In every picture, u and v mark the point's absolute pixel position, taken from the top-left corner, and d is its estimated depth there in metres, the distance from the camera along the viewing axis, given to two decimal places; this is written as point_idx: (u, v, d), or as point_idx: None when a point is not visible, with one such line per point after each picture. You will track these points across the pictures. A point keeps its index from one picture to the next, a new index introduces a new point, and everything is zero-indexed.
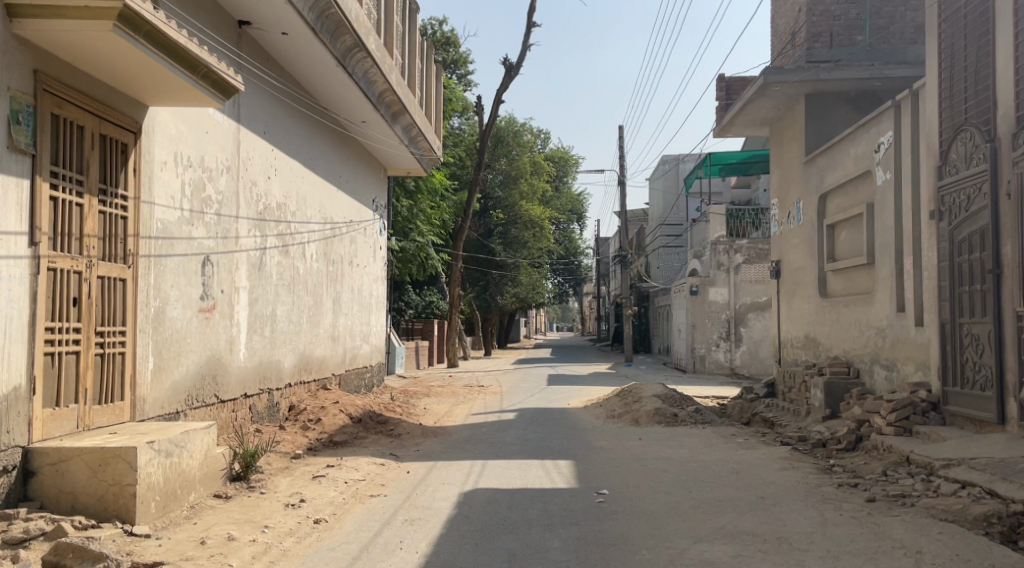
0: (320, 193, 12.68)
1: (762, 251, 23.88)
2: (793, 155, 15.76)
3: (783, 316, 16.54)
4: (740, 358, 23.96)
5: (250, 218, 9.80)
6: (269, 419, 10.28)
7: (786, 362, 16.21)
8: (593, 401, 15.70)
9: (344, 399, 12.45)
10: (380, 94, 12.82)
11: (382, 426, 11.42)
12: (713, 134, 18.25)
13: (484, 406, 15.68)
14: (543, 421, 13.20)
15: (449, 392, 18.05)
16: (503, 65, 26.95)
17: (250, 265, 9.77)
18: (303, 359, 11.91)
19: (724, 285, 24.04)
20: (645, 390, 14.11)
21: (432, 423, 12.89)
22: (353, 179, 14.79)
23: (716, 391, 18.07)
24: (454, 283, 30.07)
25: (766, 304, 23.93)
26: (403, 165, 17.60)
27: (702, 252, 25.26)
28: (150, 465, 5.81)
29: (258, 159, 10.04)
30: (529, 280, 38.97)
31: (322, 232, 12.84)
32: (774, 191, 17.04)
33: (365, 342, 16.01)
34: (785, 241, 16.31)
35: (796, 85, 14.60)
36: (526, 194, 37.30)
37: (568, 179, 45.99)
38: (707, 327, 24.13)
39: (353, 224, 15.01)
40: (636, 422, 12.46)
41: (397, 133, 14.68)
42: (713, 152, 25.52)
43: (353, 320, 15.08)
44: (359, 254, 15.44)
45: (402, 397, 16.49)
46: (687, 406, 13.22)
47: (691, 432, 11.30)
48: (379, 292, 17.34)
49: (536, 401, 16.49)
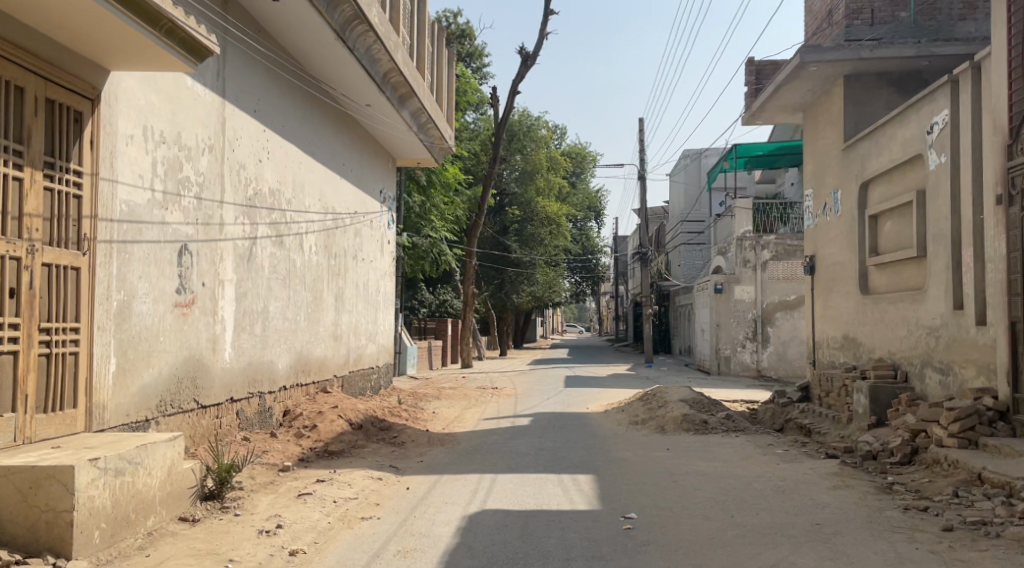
0: (320, 180, 11.78)
1: (790, 247, 22.79)
2: (830, 142, 14.70)
3: (818, 315, 15.46)
4: (767, 359, 22.93)
5: (238, 204, 8.89)
6: (260, 426, 9.37)
7: (822, 364, 15.15)
8: (614, 404, 14.71)
9: (345, 402, 11.52)
10: (385, 75, 11.89)
11: (386, 434, 10.48)
12: (742, 121, 17.23)
13: (498, 410, 14.75)
14: (561, 427, 12.24)
15: (461, 394, 17.12)
16: (520, 55, 26.01)
17: (237, 255, 8.86)
18: (301, 359, 11.00)
19: (750, 283, 23.02)
20: (671, 393, 13.11)
21: (440, 429, 11.95)
22: (358, 167, 13.87)
23: (745, 394, 17.03)
24: (468, 281, 29.17)
25: (794, 303, 22.83)
26: (413, 155, 16.71)
27: (726, 248, 24.21)
28: (94, 487, 4.89)
29: (248, 139, 9.13)
30: (546, 279, 37.63)
31: (322, 222, 11.92)
32: (808, 181, 15.98)
33: (372, 342, 15.11)
34: (821, 234, 15.23)
35: (834, 64, 13.56)
36: (543, 190, 36.42)
37: (586, 175, 45.01)
38: (732, 326, 23.10)
39: (358, 215, 14.10)
40: (662, 429, 11.46)
41: (404, 118, 13.76)
42: (739, 144, 24.45)
43: (359, 317, 14.19)
44: (365, 248, 14.53)
45: (411, 399, 15.57)
46: (717, 411, 12.20)
47: (723, 441, 10.30)
48: (388, 288, 16.44)
49: (553, 404, 15.55)
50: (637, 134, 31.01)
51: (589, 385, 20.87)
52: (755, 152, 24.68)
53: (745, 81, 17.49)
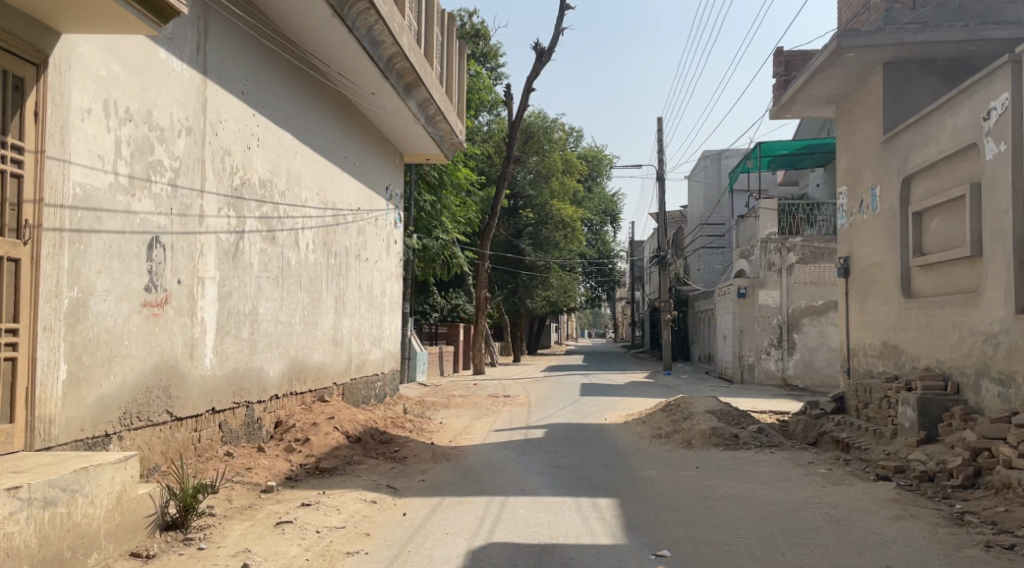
0: (320, 172, 10.94)
1: (818, 249, 21.88)
2: (868, 134, 13.80)
3: (854, 320, 14.47)
4: (793, 367, 21.88)
5: (222, 193, 8.03)
6: (247, 439, 8.51)
7: (859, 373, 14.15)
8: (634, 415, 13.77)
9: (343, 413, 10.63)
10: (390, 60, 11.04)
11: (388, 448, 9.60)
12: (770, 115, 16.29)
13: (511, 420, 13.85)
14: (578, 440, 11.32)
15: (471, 403, 16.22)
16: (534, 51, 25.15)
17: (221, 250, 7.99)
18: (296, 366, 10.14)
19: (775, 287, 22.03)
20: (697, 404, 12.15)
21: (447, 441, 11.05)
22: (361, 161, 13.03)
23: (773, 405, 16.04)
24: (480, 284, 28.28)
25: (822, 309, 21.79)
26: (422, 151, 15.86)
27: (749, 251, 23.23)
28: (11, 520, 4.11)
29: (234, 124, 8.27)
30: (561, 284, 36.78)
31: (321, 217, 11.06)
32: (842, 177, 15.02)
33: (377, 347, 14.26)
34: (858, 234, 14.24)
35: (875, 50, 12.74)
36: (558, 193, 35.51)
37: (601, 178, 44.08)
38: (757, 332, 22.10)
39: (361, 212, 13.24)
40: (690, 443, 10.51)
41: (411, 108, 12.90)
42: (763, 142, 23.49)
43: (362, 321, 13.34)
44: (369, 248, 13.68)
45: (418, 408, 14.68)
46: (749, 425, 11.25)
47: (758, 459, 9.34)
48: (394, 291, 15.58)
49: (569, 414, 14.61)
50: (655, 134, 30.06)
51: (606, 393, 19.93)
52: (779, 151, 23.71)
53: (773, 72, 16.56)
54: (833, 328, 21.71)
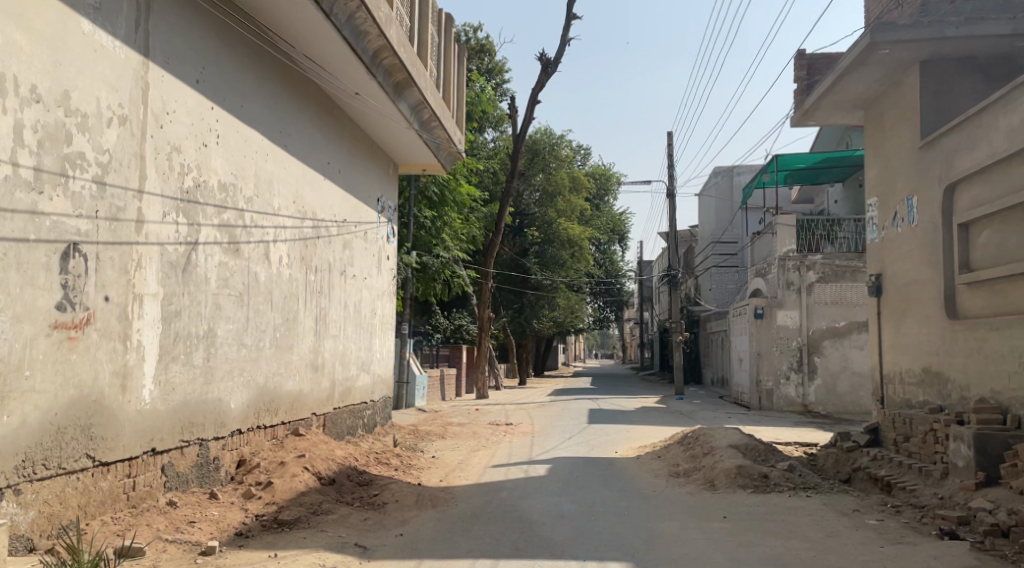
0: (296, 178, 9.76)
1: (839, 268, 20.66)
2: (904, 139, 12.60)
3: (889, 344, 13.20)
4: (815, 394, 20.58)
5: (168, 196, 6.84)
6: (198, 483, 7.28)
7: (895, 402, 12.86)
8: (647, 448, 12.51)
9: (320, 449, 9.39)
10: (376, 54, 9.90)
11: (368, 491, 8.36)
12: (793, 121, 15.09)
13: (511, 453, 12.58)
14: (586, 478, 10.09)
15: (469, 432, 14.97)
16: (539, 61, 24.07)
17: (166, 263, 6.78)
18: (264, 396, 8.92)
19: (795, 307, 20.74)
20: (719, 437, 10.90)
21: (438, 480, 9.82)
22: (346, 168, 11.87)
23: (797, 437, 14.74)
24: (485, 304, 27.07)
25: (845, 330, 20.53)
26: (418, 160, 14.72)
27: (766, 269, 21.98)
28: None
29: (185, 116, 7.08)
30: (569, 304, 36.26)
31: (297, 228, 9.87)
32: (874, 188, 13.83)
33: (365, 372, 13.05)
34: (894, 249, 13.01)
35: (912, 46, 11.59)
36: (565, 212, 34.34)
37: (609, 198, 43.07)
38: (775, 356, 20.81)
39: (348, 224, 12.06)
40: (713, 485, 9.25)
41: (402, 111, 11.78)
42: (780, 155, 22.27)
43: (349, 345, 12.15)
44: (357, 264, 12.51)
45: (410, 440, 13.45)
46: (780, 463, 9.99)
47: (796, 508, 8.07)
48: (386, 310, 14.40)
49: (576, 446, 13.35)
50: (666, 148, 28.91)
51: (616, 421, 18.63)
52: (797, 164, 22.51)
53: (795, 77, 15.36)
54: (856, 351, 20.42)
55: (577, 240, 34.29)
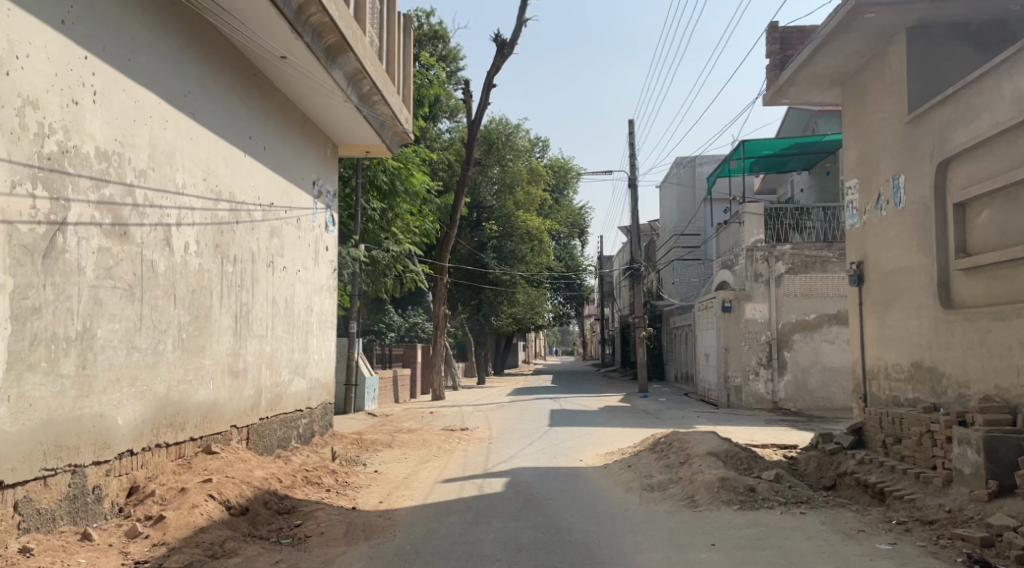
0: (206, 152, 8.39)
1: (808, 258, 19.70)
2: (888, 114, 11.57)
3: (872, 337, 12.16)
4: (784, 390, 19.61)
5: (20, 162, 5.62)
6: (70, 520, 5.96)
7: (881, 400, 11.83)
8: (615, 455, 11.34)
9: (238, 469, 8.04)
10: (300, 9, 8.56)
11: (288, 521, 7.03)
12: (766, 99, 14.03)
13: (464, 464, 11.30)
14: (548, 494, 8.88)
15: (419, 440, 13.66)
16: (495, 43, 22.80)
17: (16, 246, 5.56)
18: (167, 409, 7.55)
19: (763, 300, 19.76)
20: (697, 443, 9.78)
21: (377, 501, 8.52)
22: (273, 146, 10.51)
23: (774, 438, 13.69)
24: (440, 301, 25.77)
25: (815, 324, 19.58)
26: (359, 140, 13.38)
27: (734, 260, 20.97)
28: None
29: (45, 63, 5.82)
30: (528, 300, 35.09)
31: (208, 210, 8.48)
32: (852, 168, 12.81)
33: (300, 376, 11.70)
34: (876, 234, 11.97)
35: (900, 9, 10.58)
36: (524, 204, 33.21)
37: (568, 192, 42.08)
38: (743, 350, 19.81)
39: (275, 209, 10.70)
40: (692, 501, 8.09)
41: (336, 82, 10.44)
42: (747, 140, 21.01)
43: (279, 347, 10.78)
44: (288, 255, 11.13)
45: (351, 451, 12.12)
46: (766, 472, 8.90)
47: (790, 530, 6.94)
48: (325, 307, 13.04)
49: (536, 453, 12.13)
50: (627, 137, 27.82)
51: (578, 422, 17.46)
52: (762, 150, 21.51)
53: (767, 52, 14.30)
54: (826, 345, 19.47)
55: (536, 233, 33.18)
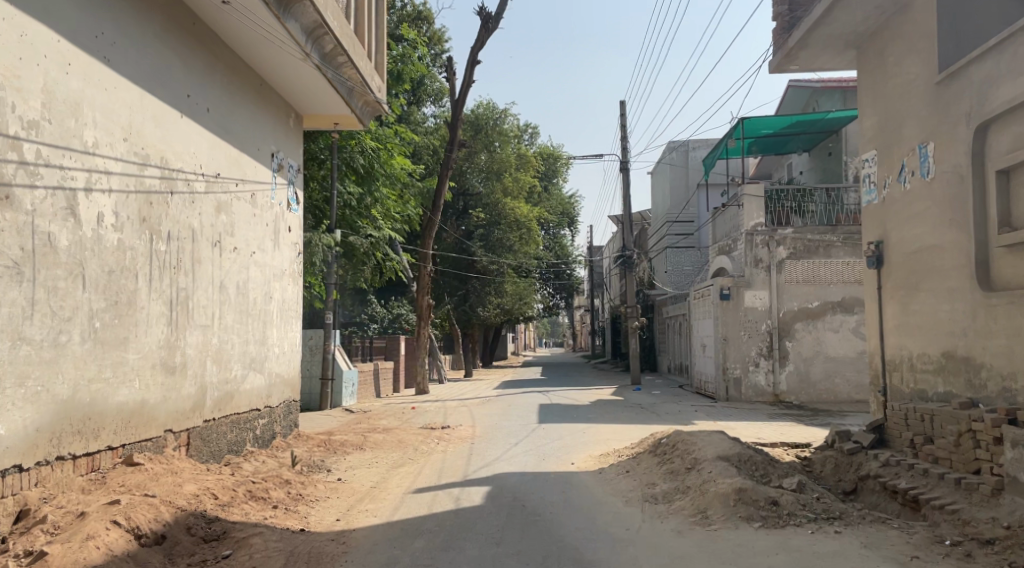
0: (126, 107, 7.16)
1: (811, 243, 18.38)
2: (913, 74, 10.33)
3: (893, 324, 10.90)
4: (787, 382, 18.35)
5: None
6: None
7: (904, 395, 10.58)
8: (609, 459, 10.06)
9: (168, 483, 6.82)
10: None
11: (213, 552, 5.78)
12: (772, 65, 12.76)
13: (441, 470, 10.00)
14: (534, 508, 7.65)
15: (392, 441, 12.32)
16: (479, 16, 21.45)
17: None
18: (73, 414, 6.33)
19: (764, 287, 18.49)
20: (704, 447, 8.55)
21: (335, 517, 7.24)
22: (220, 109, 9.25)
23: (784, 436, 12.43)
24: (423, 290, 24.46)
25: (818, 312, 18.31)
26: (322, 107, 12.04)
27: (732, 245, 19.70)
28: None
29: None
30: (516, 289, 33.11)
31: (134, 175, 7.26)
32: (868, 138, 11.54)
33: (255, 372, 10.39)
34: (898, 209, 10.72)
35: None
36: (511, 191, 32.18)
37: (557, 179, 41.17)
38: (743, 340, 18.55)
39: (223, 181, 9.40)
40: (704, 517, 6.89)
41: (292, 35, 9.11)
42: (747, 118, 19.45)
43: (226, 339, 9.46)
44: (239, 234, 9.83)
45: (314, 455, 10.79)
46: (786, 481, 7.68)
47: (827, 557, 5.74)
48: (286, 294, 11.69)
49: (521, 456, 10.83)
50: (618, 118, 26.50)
51: (568, 419, 16.19)
52: (762, 130, 20.20)
53: (774, 14, 13.03)
54: (830, 334, 18.20)
55: (525, 221, 32.22)
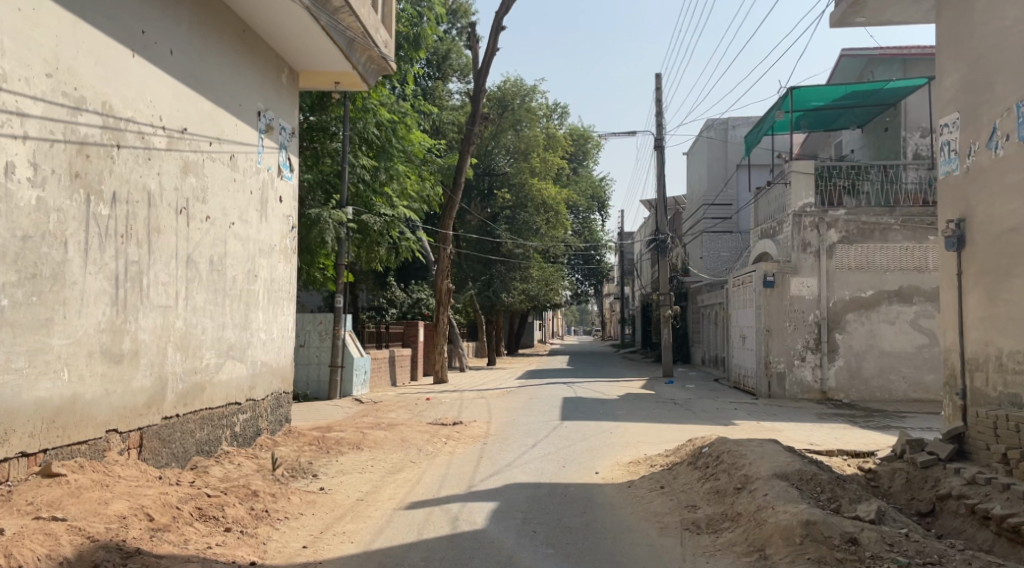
0: (50, 34, 5.88)
1: (865, 226, 16.67)
2: (1009, 20, 8.71)
3: (975, 317, 9.30)
4: (835, 378, 16.72)
5: None
6: None
7: (989, 399, 8.98)
8: (641, 469, 8.60)
9: (91, 496, 5.54)
10: None
11: None
12: (832, 19, 11.19)
13: (444, 477, 8.61)
14: (547, 532, 6.26)
15: (395, 439, 10.96)
16: None
17: None
18: None
19: (812, 274, 16.84)
20: (755, 462, 7.06)
21: (302, 544, 5.85)
22: (189, 53, 7.91)
23: (840, 443, 10.87)
24: (443, 274, 23.12)
25: (871, 302, 16.62)
26: (321, 62, 10.68)
27: (777, 228, 18.06)
28: None
29: None
30: (543, 276, 31.51)
31: (59, 118, 5.98)
32: (948, 99, 9.91)
33: (234, 360, 9.05)
34: (986, 180, 9.11)
35: None
36: (539, 172, 30.68)
37: (588, 162, 39.74)
38: (788, 331, 16.93)
39: (194, 138, 8.06)
40: (762, 558, 5.45)
41: None
42: (796, 89, 17.72)
43: (196, 323, 8.14)
44: (213, 201, 8.48)
45: (300, 456, 9.45)
46: (862, 509, 6.19)
47: None
48: (276, 273, 10.34)
49: (538, 462, 9.42)
50: (653, 93, 24.87)
51: (593, 414, 14.74)
52: (812, 102, 18.48)
53: None
54: (885, 327, 16.53)
55: (553, 204, 30.61)
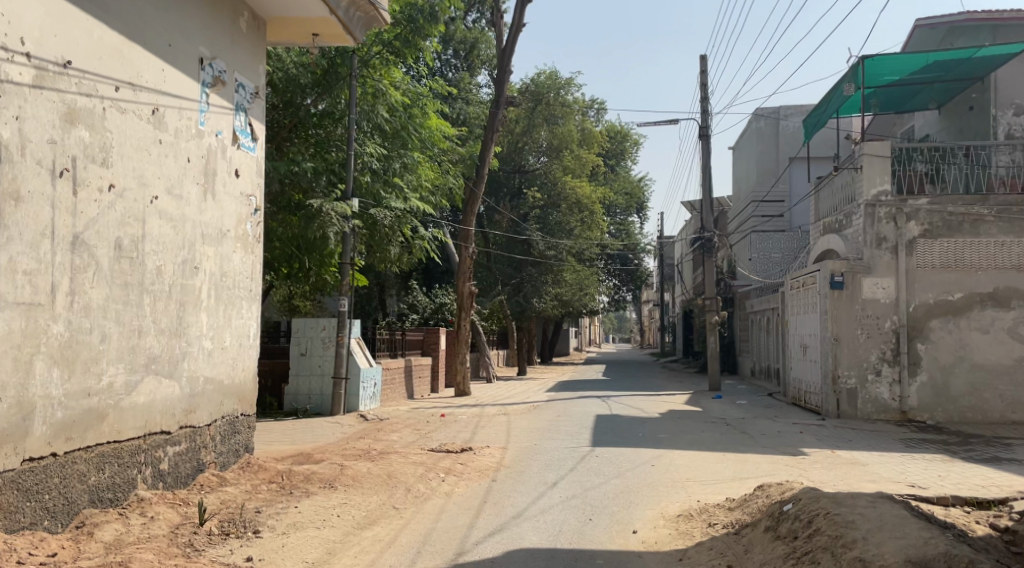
0: None
1: (952, 217, 14.03)
2: None
3: None
4: (918, 395, 14.14)
5: None
6: None
7: None
8: (697, 531, 6.27)
9: None
10: None
11: None
12: None
13: (426, 537, 6.37)
14: None
15: (380, 474, 8.70)
16: None
17: None
18: None
19: (888, 273, 14.28)
20: (871, 539, 4.73)
21: None
22: None
23: (950, 486, 8.40)
24: (465, 275, 21.01)
25: (961, 306, 14.02)
26: (287, 3, 8.55)
27: (846, 221, 15.50)
28: None
29: None
30: (576, 281, 29.03)
31: None
32: None
33: (157, 377, 6.89)
34: None
35: None
36: (574, 170, 28.33)
37: (626, 161, 37.50)
38: (861, 340, 14.38)
39: (88, 76, 5.97)
40: None
41: None
42: (869, 59, 15.18)
43: (91, 327, 6.01)
44: (121, 164, 6.36)
45: (246, 502, 7.26)
46: None
47: None
48: (228, 267, 8.17)
49: (556, 511, 7.13)
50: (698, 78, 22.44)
51: (631, 438, 12.35)
52: (886, 75, 15.93)
53: None
54: (977, 336, 13.93)
55: (588, 203, 28.25)
